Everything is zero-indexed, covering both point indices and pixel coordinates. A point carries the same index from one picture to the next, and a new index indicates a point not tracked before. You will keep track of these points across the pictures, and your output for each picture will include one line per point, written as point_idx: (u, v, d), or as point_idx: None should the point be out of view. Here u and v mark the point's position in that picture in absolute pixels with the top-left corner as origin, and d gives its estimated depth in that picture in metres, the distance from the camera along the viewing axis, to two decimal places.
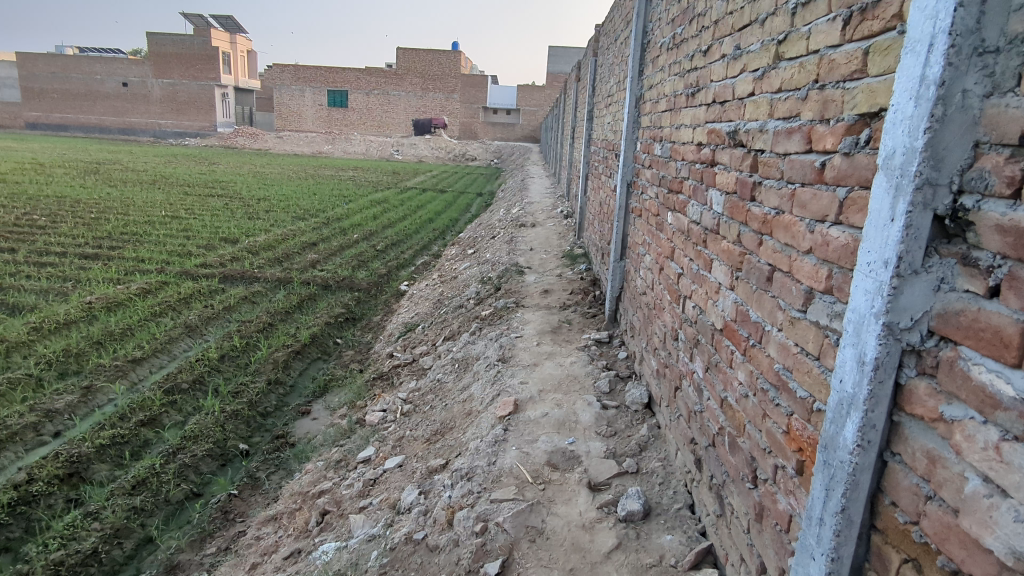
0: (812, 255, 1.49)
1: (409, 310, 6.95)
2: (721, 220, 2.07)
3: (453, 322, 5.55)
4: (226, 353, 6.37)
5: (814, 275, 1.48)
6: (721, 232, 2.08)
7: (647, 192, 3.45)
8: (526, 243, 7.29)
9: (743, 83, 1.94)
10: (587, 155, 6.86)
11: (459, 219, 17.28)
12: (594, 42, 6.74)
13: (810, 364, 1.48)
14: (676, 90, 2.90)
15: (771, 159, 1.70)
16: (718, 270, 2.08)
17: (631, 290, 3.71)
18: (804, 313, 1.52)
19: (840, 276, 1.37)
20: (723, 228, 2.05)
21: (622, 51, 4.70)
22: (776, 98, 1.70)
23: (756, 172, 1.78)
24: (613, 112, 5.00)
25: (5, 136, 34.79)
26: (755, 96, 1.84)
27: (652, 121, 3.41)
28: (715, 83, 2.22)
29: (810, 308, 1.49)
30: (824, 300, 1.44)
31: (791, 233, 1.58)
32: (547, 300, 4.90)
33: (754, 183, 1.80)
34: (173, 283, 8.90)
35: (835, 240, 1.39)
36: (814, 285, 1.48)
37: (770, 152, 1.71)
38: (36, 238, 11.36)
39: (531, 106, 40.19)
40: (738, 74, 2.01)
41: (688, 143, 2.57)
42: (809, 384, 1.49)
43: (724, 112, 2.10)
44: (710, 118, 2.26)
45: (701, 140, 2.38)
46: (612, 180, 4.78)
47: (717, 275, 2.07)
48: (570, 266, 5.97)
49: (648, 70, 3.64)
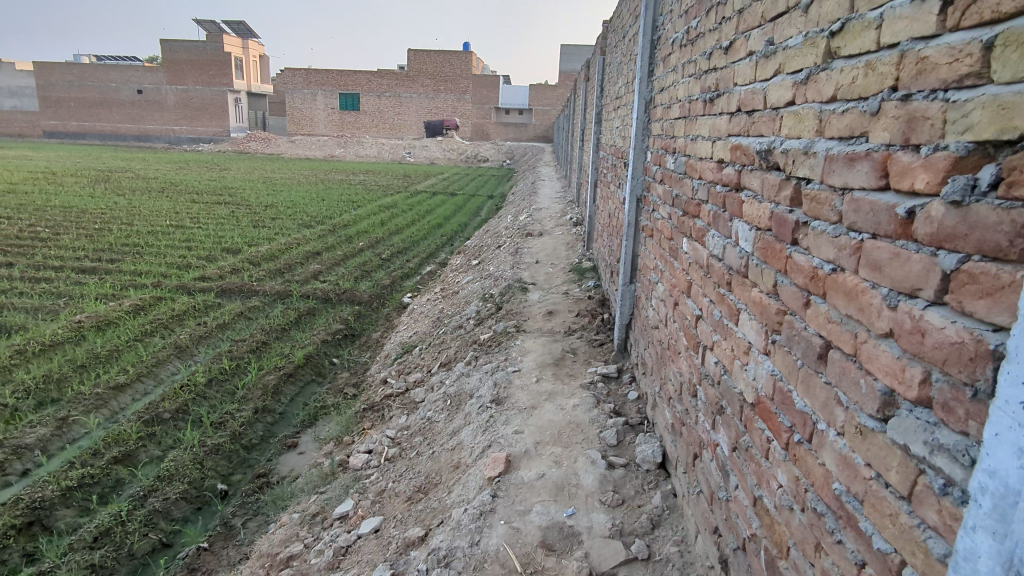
0: (892, 341, 1.08)
1: (408, 328, 6.56)
2: (750, 262, 1.65)
3: (451, 345, 5.15)
4: (214, 377, 6.02)
5: (896, 372, 1.07)
6: (749, 277, 1.66)
7: (658, 210, 3.01)
8: (532, 254, 6.86)
9: (778, 88, 1.51)
10: (595, 161, 6.43)
11: (468, 224, 16.88)
12: (602, 40, 6.30)
13: (896, 508, 1.06)
14: (691, 94, 2.47)
15: (824, 194, 1.28)
16: (745, 326, 1.67)
17: (643, 320, 3.28)
18: (882, 425, 1.11)
19: (947, 389, 0.95)
20: (753, 273, 1.63)
21: (631, 48, 4.25)
22: (829, 111, 1.28)
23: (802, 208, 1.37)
24: (621, 116, 4.56)
25: (21, 144, 35.10)
26: (797, 105, 1.42)
27: (663, 128, 2.97)
28: (741, 88, 1.79)
29: (892, 420, 1.07)
30: (917, 415, 1.02)
31: (857, 303, 1.17)
32: (550, 324, 4.47)
33: (797, 223, 1.39)
34: (168, 299, 8.60)
35: (935, 331, 0.97)
36: (898, 387, 1.06)
37: (821, 183, 1.30)
38: (35, 252, 11.14)
39: (543, 106, 39.76)
40: (770, 76, 1.58)
41: (706, 159, 2.13)
42: (892, 534, 1.07)
43: (754, 125, 1.66)
44: (735, 130, 1.83)
45: (722, 157, 1.95)
46: (620, 192, 4.34)
47: (745, 333, 1.66)
48: (577, 283, 5.54)
49: (658, 70, 3.20)
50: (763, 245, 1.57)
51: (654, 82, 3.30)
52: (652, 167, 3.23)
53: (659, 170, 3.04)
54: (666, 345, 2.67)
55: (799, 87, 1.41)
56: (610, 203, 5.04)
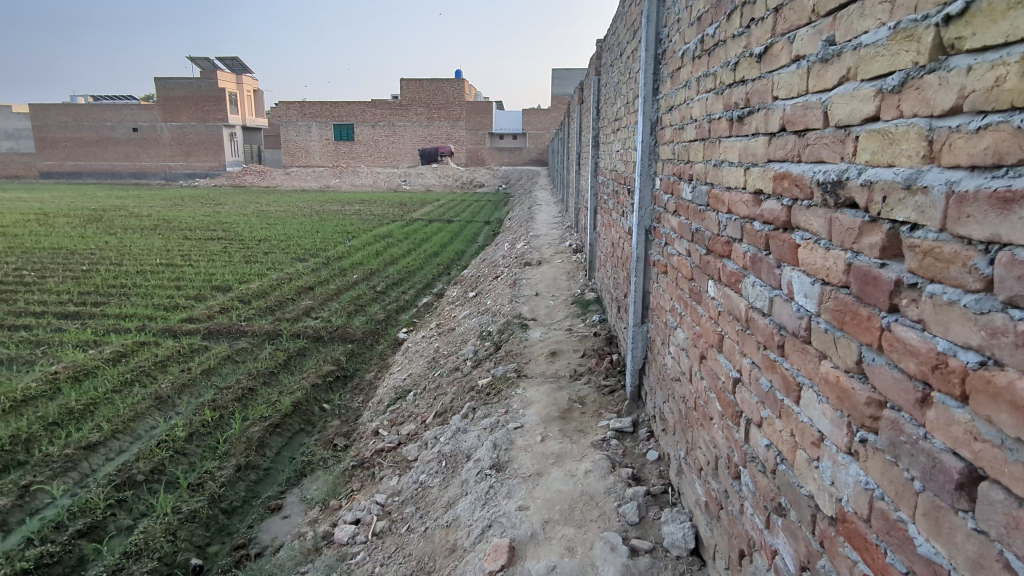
0: None
1: (403, 369, 6.16)
2: (816, 326, 1.35)
3: (447, 390, 4.75)
4: (195, 431, 5.60)
5: None
6: (816, 347, 1.35)
7: (672, 244, 2.66)
8: (532, 286, 6.48)
9: (856, 101, 1.21)
10: (595, 187, 6.10)
11: (465, 251, 16.52)
12: (596, 59, 6.02)
13: None
14: (709, 111, 2.13)
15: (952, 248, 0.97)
16: (815, 412, 1.36)
17: (660, 367, 2.91)
18: None
19: None
20: (824, 342, 1.32)
21: (629, 66, 3.94)
22: (951, 129, 0.97)
23: (908, 269, 1.07)
24: (622, 140, 4.23)
25: (16, 186, 34.98)
26: (889, 122, 1.12)
27: (675, 152, 2.62)
28: (788, 103, 1.47)
29: None
30: None
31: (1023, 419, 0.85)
32: (553, 367, 4.08)
33: (899, 287, 1.09)
34: (151, 345, 8.19)
35: None
36: None
37: (942, 232, 1.00)
38: (15, 298, 10.73)
39: (537, 130, 39.79)
40: (836, 87, 1.27)
41: (737, 189, 1.81)
42: None
43: (817, 147, 1.35)
44: (779, 154, 1.52)
45: (761, 188, 1.63)
46: (626, 221, 3.99)
47: (817, 422, 1.35)
48: (581, 318, 5.15)
49: (664, 87, 2.87)
50: (836, 308, 1.27)
51: (660, 101, 2.97)
52: (662, 194, 2.87)
53: (671, 200, 2.69)
54: (691, 402, 2.31)
55: (890, 97, 1.11)
56: (614, 231, 4.68)
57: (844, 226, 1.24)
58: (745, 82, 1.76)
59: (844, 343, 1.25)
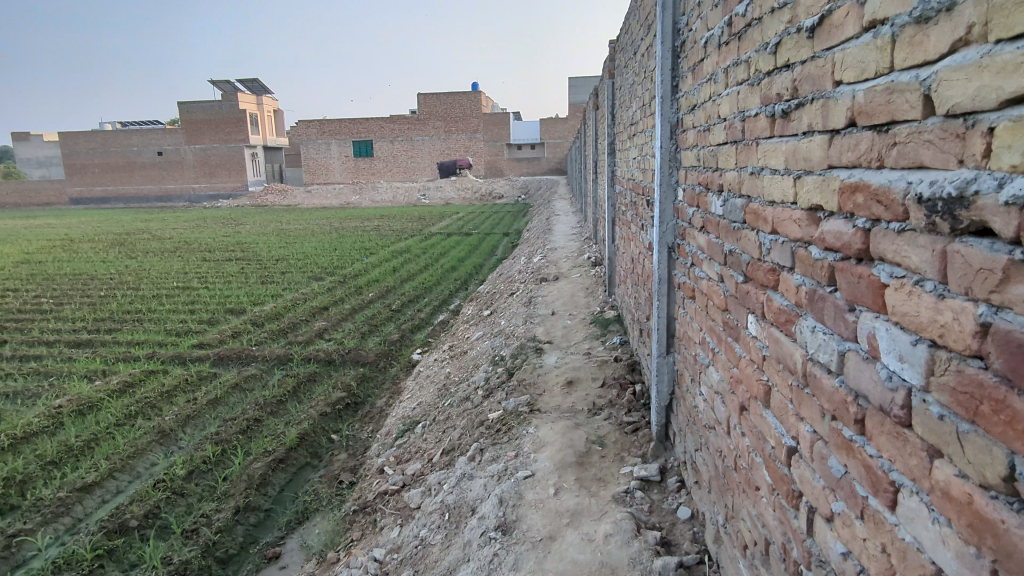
0: None
1: (413, 397, 5.81)
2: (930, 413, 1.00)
3: (456, 422, 4.39)
4: (195, 468, 5.33)
5: None
6: (931, 444, 1.00)
7: (699, 264, 2.27)
8: (548, 303, 6.10)
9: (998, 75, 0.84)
10: (611, 196, 5.72)
11: (483, 265, 16.20)
12: (609, 61, 5.66)
13: None
14: (742, 107, 1.75)
15: None
16: (929, 536, 1.02)
17: (689, 407, 2.50)
18: None
19: None
20: (948, 441, 0.96)
21: (644, 63, 3.57)
22: None
23: None
24: (638, 145, 3.85)
25: (47, 212, 35.76)
26: None
27: (701, 157, 2.22)
28: (870, 86, 1.12)
29: None
30: None
31: None
32: (570, 399, 3.68)
33: None
34: (160, 373, 7.98)
35: None
36: None
37: None
38: (30, 327, 10.66)
39: (555, 139, 39.53)
40: (959, 56, 0.91)
41: (785, 206, 1.44)
42: None
43: (931, 145, 0.98)
44: (862, 155, 1.16)
45: (821, 204, 1.29)
46: (645, 235, 3.60)
47: (931, 551, 1.02)
48: (600, 339, 4.75)
49: (685, 84, 2.48)
50: (961, 395, 0.93)
51: (680, 99, 2.58)
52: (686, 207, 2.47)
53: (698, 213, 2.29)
54: (729, 460, 1.92)
55: None
56: (632, 245, 4.30)
57: (973, 267, 0.90)
58: (793, 65, 1.41)
59: (975, 444, 0.91)
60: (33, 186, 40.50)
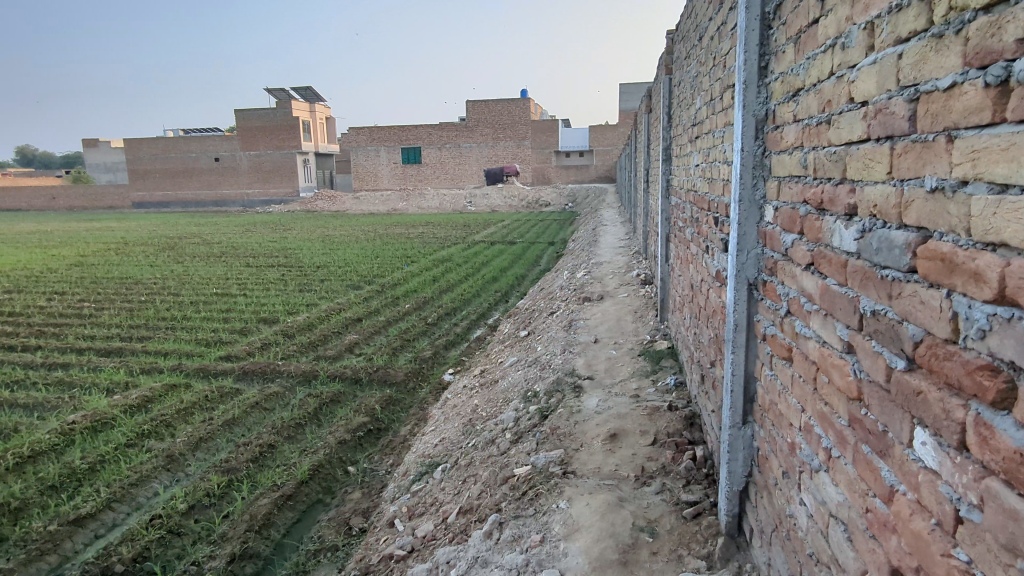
0: None
1: (437, 429, 5.20)
2: None
3: (478, 472, 3.77)
4: (196, 503, 4.88)
5: None
6: None
7: (807, 321, 1.61)
8: (591, 327, 5.39)
9: None
10: (665, 208, 5.00)
11: (525, 277, 15.53)
12: (666, 55, 4.99)
13: None
14: (931, 74, 1.10)
15: None
16: None
17: (777, 509, 1.83)
18: None
19: None
20: None
21: (713, 49, 2.91)
22: None
23: None
24: (702, 148, 3.17)
25: (108, 216, 37.00)
26: None
27: (811, 164, 1.57)
28: None
29: None
30: None
31: None
32: (612, 460, 2.99)
33: None
34: (181, 388, 7.63)
35: None
36: None
37: None
38: (64, 333, 10.57)
39: (604, 146, 38.66)
40: None
41: None
42: None
43: None
44: None
45: None
46: (710, 260, 2.92)
47: None
48: (650, 377, 4.04)
49: (782, 60, 1.79)
50: None
51: (773, 83, 1.89)
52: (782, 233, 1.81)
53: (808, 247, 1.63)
54: None
55: None
56: (692, 269, 3.60)
57: None
58: None
59: None
60: (97, 190, 42.03)
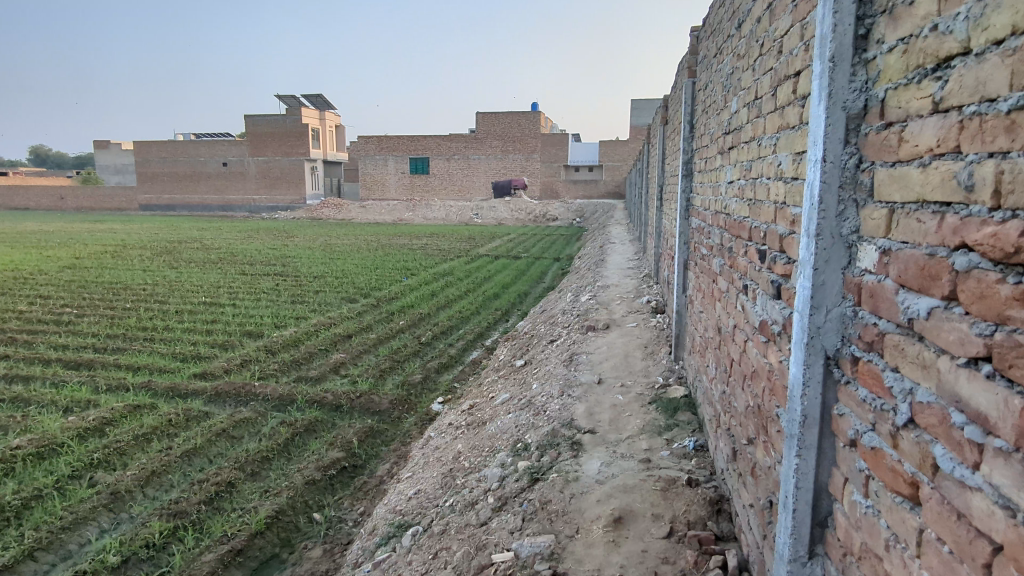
0: None
1: (414, 478, 4.52)
2: None
3: (451, 546, 3.09)
4: (131, 556, 4.24)
5: None
6: None
7: (1002, 479, 0.97)
8: (594, 364, 4.70)
9: None
10: (684, 231, 4.34)
11: (527, 294, 14.85)
12: (690, 56, 4.37)
13: None
14: None
15: None
16: None
17: None
18: None
19: None
20: None
21: (761, 34, 2.28)
22: None
23: None
24: (739, 162, 2.54)
25: (112, 217, 36.61)
26: None
27: (1008, 171, 0.96)
28: None
29: None
30: None
31: None
32: (616, 559, 2.33)
33: None
34: (146, 410, 6.97)
35: None
36: None
37: None
38: (36, 341, 9.95)
39: (614, 161, 38.07)
40: None
41: None
42: None
43: None
44: None
45: None
46: (749, 305, 2.30)
47: None
48: (662, 435, 3.37)
49: (915, 16, 1.20)
50: None
51: (887, 53, 1.29)
52: (903, 295, 1.22)
53: (981, 329, 1.02)
54: None
55: None
56: (721, 310, 2.95)
57: None
58: None
59: None
60: (104, 192, 41.72)
